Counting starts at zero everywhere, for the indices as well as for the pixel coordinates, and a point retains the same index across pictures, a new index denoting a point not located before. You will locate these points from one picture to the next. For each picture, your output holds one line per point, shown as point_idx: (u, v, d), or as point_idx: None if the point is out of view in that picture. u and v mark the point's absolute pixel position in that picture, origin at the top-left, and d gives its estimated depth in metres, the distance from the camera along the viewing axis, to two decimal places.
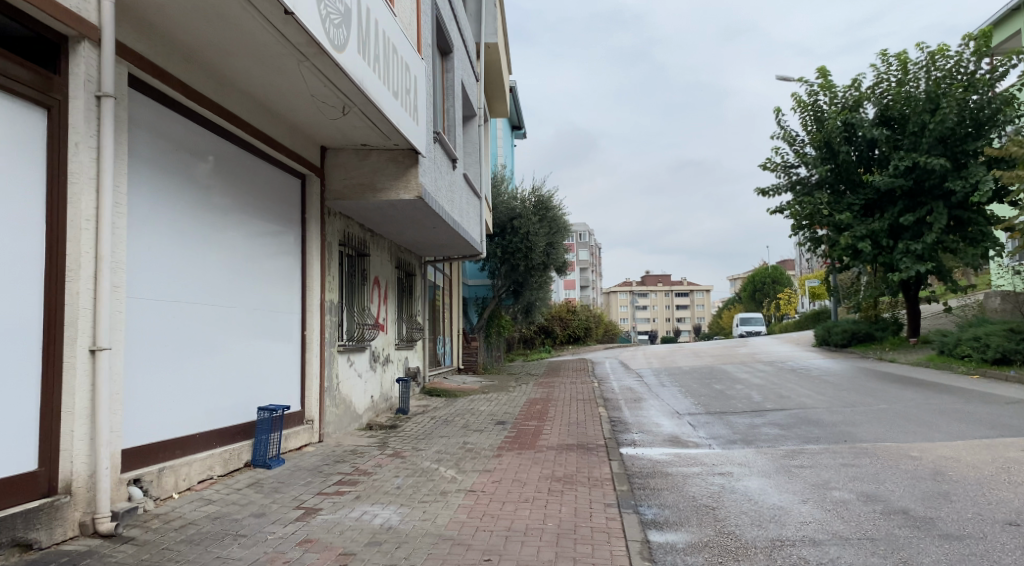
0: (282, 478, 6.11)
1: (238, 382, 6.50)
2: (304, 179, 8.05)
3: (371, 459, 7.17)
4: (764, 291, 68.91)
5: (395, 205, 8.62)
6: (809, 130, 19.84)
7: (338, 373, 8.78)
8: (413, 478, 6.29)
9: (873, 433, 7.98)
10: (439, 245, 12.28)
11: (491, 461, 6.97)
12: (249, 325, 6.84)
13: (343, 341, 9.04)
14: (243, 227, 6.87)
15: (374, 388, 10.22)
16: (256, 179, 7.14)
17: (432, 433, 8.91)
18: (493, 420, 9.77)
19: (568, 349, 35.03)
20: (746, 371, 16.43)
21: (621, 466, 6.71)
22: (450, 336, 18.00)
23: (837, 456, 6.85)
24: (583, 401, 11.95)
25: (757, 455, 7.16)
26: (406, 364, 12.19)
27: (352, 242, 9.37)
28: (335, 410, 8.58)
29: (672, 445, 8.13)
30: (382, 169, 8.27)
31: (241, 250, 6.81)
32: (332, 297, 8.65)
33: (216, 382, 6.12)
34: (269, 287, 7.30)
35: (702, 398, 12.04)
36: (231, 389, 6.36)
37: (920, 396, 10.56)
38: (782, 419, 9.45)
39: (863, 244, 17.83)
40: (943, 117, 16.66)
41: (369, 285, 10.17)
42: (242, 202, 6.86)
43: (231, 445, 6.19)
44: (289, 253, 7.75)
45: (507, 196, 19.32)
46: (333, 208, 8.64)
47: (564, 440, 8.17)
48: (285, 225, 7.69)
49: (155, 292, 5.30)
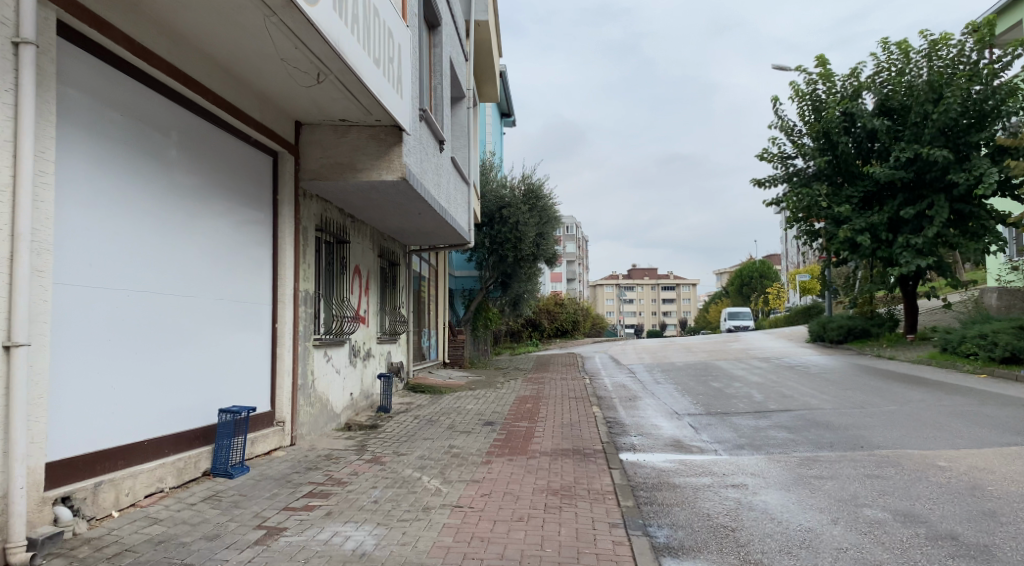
0: (244, 490, 5.41)
1: (196, 380, 5.80)
2: (276, 156, 7.32)
3: (346, 466, 6.48)
4: (752, 286, 68.77)
5: (378, 189, 7.92)
6: (807, 121, 19.29)
7: (313, 369, 8.07)
8: (393, 490, 5.61)
9: (891, 439, 7.41)
10: (425, 233, 11.57)
11: (479, 468, 6.32)
12: (212, 316, 6.14)
13: (320, 335, 8.34)
14: (206, 206, 6.17)
15: (354, 384, 9.53)
16: (220, 154, 6.43)
17: (416, 435, 8.24)
18: (482, 420, 9.12)
19: (556, 343, 34.49)
20: (742, 368, 15.90)
21: (623, 476, 6.09)
22: (436, 329, 17.31)
23: (858, 466, 6.27)
24: (576, 399, 11.34)
25: (770, 463, 6.57)
26: (389, 359, 11.51)
27: (330, 228, 8.64)
28: (310, 410, 7.88)
29: (675, 450, 7.52)
30: (362, 147, 7.55)
31: (204, 233, 6.11)
32: (308, 288, 7.93)
33: (170, 380, 5.41)
34: (236, 274, 6.58)
35: (700, 397, 11.46)
36: (188, 387, 5.65)
37: (930, 396, 10.05)
38: (789, 422, 8.89)
39: (862, 238, 17.34)
40: (946, 108, 16.15)
41: (349, 275, 9.46)
42: (204, 179, 6.15)
43: (187, 452, 5.49)
44: (260, 238, 7.03)
45: (496, 184, 18.64)
46: (309, 190, 7.91)
47: (559, 444, 7.53)
48: (255, 206, 6.97)
49: (93, 278, 4.60)
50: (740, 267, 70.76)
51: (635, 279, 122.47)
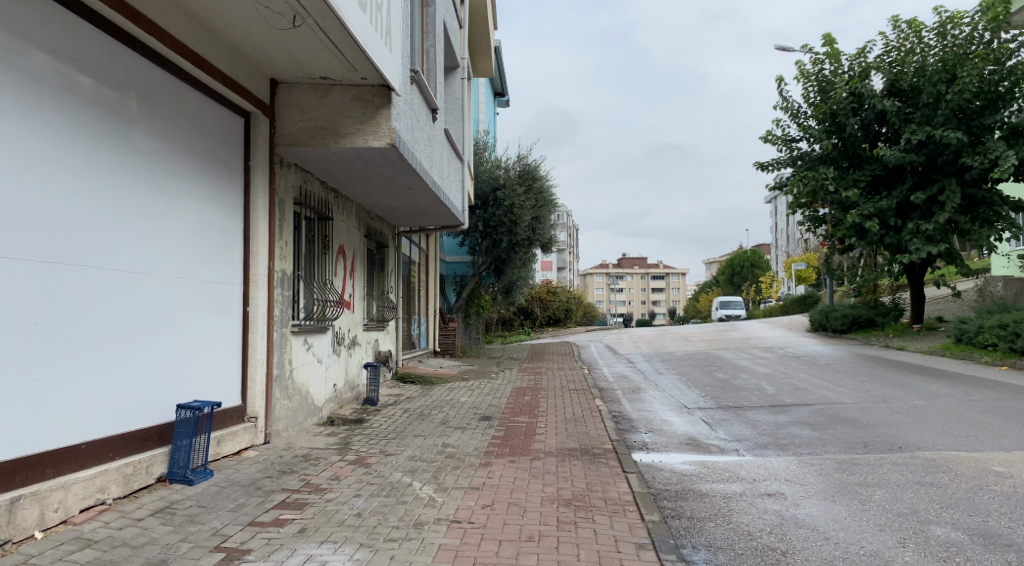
0: (205, 500, 4.63)
1: (151, 370, 5.00)
2: (248, 118, 6.47)
3: (326, 469, 5.71)
4: (743, 275, 68.33)
5: (364, 157, 7.11)
6: (812, 102, 18.56)
7: (291, 358, 7.28)
8: (379, 500, 4.84)
9: (930, 439, 6.73)
10: (415, 212, 10.75)
11: (478, 473, 5.57)
12: (172, 299, 5.35)
13: (299, 320, 7.53)
14: (168, 172, 5.37)
15: (337, 374, 8.73)
16: (185, 113, 5.62)
17: (405, 431, 7.48)
18: (478, 415, 8.36)
19: (548, 331, 33.81)
20: (746, 358, 15.25)
21: (641, 481, 5.36)
22: (426, 316, 16.54)
23: (902, 471, 5.58)
24: (576, 391, 10.60)
25: (803, 467, 5.87)
26: (376, 347, 10.72)
27: (310, 203, 7.82)
28: (287, 403, 7.09)
29: (692, 450, 6.81)
30: (345, 109, 6.71)
31: (165, 203, 5.32)
32: (286, 268, 7.13)
33: (118, 371, 4.63)
34: (201, 251, 5.78)
35: (708, 389, 10.77)
36: (139, 378, 4.84)
37: (956, 390, 9.40)
38: (810, 418, 8.20)
39: (870, 223, 16.68)
40: (962, 88, 15.44)
41: (332, 256, 8.64)
42: (166, 140, 5.35)
43: (138, 455, 4.70)
44: (230, 211, 6.21)
45: (490, 164, 17.81)
46: (288, 158, 7.09)
47: (565, 443, 6.78)
48: (224, 173, 6.14)
49: (16, 247, 3.84)
50: (732, 256, 70.31)
51: (625, 268, 122.08)
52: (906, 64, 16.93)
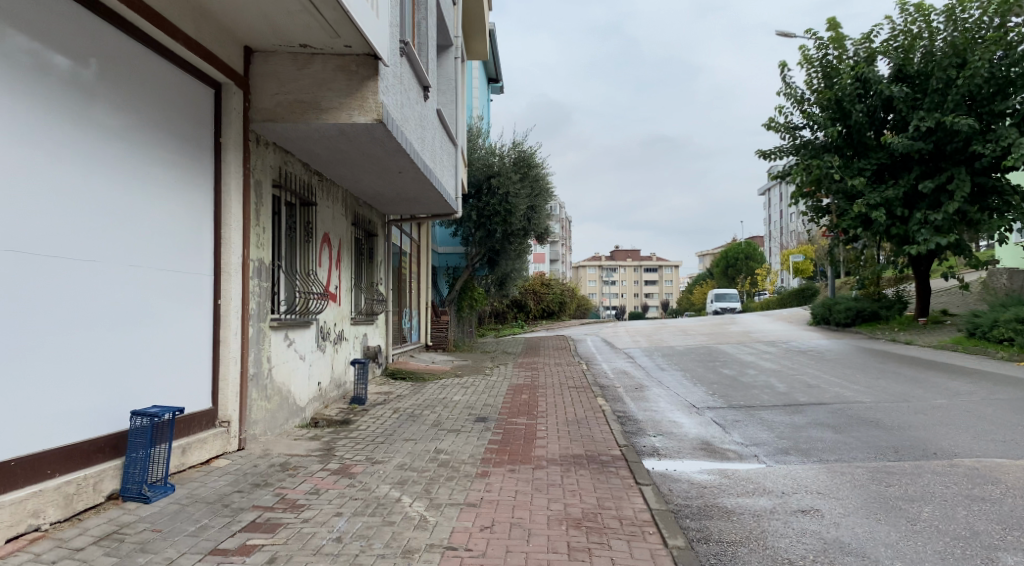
0: (162, 522, 4.04)
1: (105, 371, 4.38)
2: (219, 89, 5.79)
3: (305, 480, 5.12)
4: (736, 268, 67.88)
5: (350, 135, 6.47)
6: (816, 88, 17.96)
7: (269, 355, 6.66)
8: (364, 519, 4.26)
9: (964, 443, 6.20)
10: (406, 199, 10.12)
11: (473, 485, 4.99)
12: (132, 293, 4.72)
13: (278, 314, 6.91)
14: (129, 146, 4.74)
15: (321, 371, 8.12)
16: (147, 81, 4.96)
17: (395, 435, 6.89)
18: (473, 416, 7.78)
19: (542, 324, 33.25)
20: (750, 353, 14.71)
21: (657, 496, 4.80)
22: (417, 309, 15.94)
23: (944, 481, 5.04)
24: (576, 389, 10.05)
25: (833, 476, 5.33)
26: (364, 342, 10.11)
27: (291, 186, 7.19)
28: (265, 405, 6.48)
29: (707, 456, 6.25)
30: (327, 80, 6.06)
31: (125, 183, 4.70)
32: (264, 256, 6.49)
33: (64, 370, 4.04)
34: (165, 238, 5.14)
35: (715, 386, 10.24)
36: (91, 379, 4.24)
37: (978, 388, 8.88)
38: (829, 419, 7.67)
39: (877, 213, 16.15)
40: (973, 73, 14.85)
41: (316, 244, 8.01)
42: (124, 111, 4.70)
43: (84, 470, 4.11)
44: (199, 193, 5.54)
45: (484, 151, 17.15)
46: (265, 136, 6.46)
47: (569, 449, 6.21)
48: (192, 151, 5.47)
49: None
50: (725, 248, 69.90)
51: (618, 261, 121.63)
52: (915, 48, 16.33)
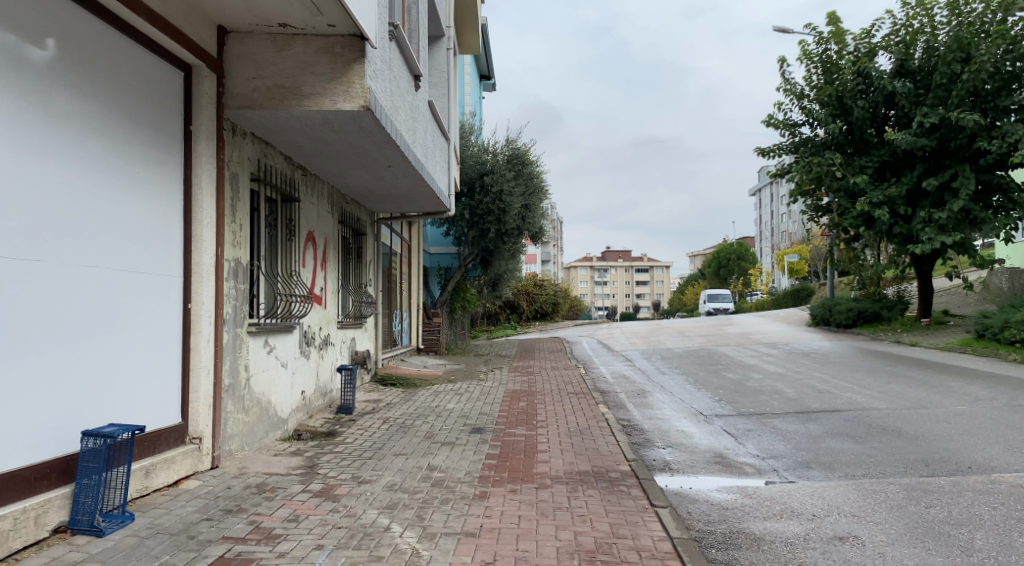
0: (114, 560, 3.51)
1: (63, 377, 3.90)
2: (190, 73, 5.24)
3: (282, 505, 4.60)
4: (728, 268, 67.46)
5: (335, 125, 5.94)
6: (816, 84, 17.56)
7: (247, 363, 6.14)
8: (348, 553, 3.75)
9: (998, 456, 5.77)
10: (395, 196, 9.61)
11: (471, 510, 4.49)
12: (89, 302, 4.17)
13: (257, 319, 6.39)
14: (88, 133, 4.21)
15: (305, 379, 7.60)
16: (106, 62, 4.40)
17: (384, 449, 6.38)
18: (468, 426, 7.27)
19: (535, 325, 32.76)
20: (751, 355, 14.28)
21: (676, 521, 4.33)
22: (408, 311, 15.42)
23: (988, 502, 4.58)
24: (575, 395, 9.55)
25: (865, 495, 4.87)
26: (352, 347, 9.59)
27: (271, 180, 6.66)
28: (242, 418, 5.96)
29: (723, 471, 5.78)
30: (309, 64, 5.53)
31: (83, 174, 4.16)
32: (240, 256, 5.96)
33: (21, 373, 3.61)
34: (128, 238, 4.58)
35: (720, 392, 9.77)
36: (49, 386, 3.79)
37: (997, 393, 8.47)
38: (847, 427, 7.21)
39: (880, 211, 15.77)
40: (978, 67, 14.45)
41: (299, 244, 7.49)
42: (82, 94, 4.16)
43: (24, 501, 3.57)
44: (166, 186, 4.99)
45: (477, 148, 16.77)
46: (242, 125, 5.92)
47: (574, 465, 5.71)
48: (159, 140, 4.92)
49: None
50: (717, 248, 69.58)
51: (610, 261, 121.39)
52: (917, 42, 15.94)
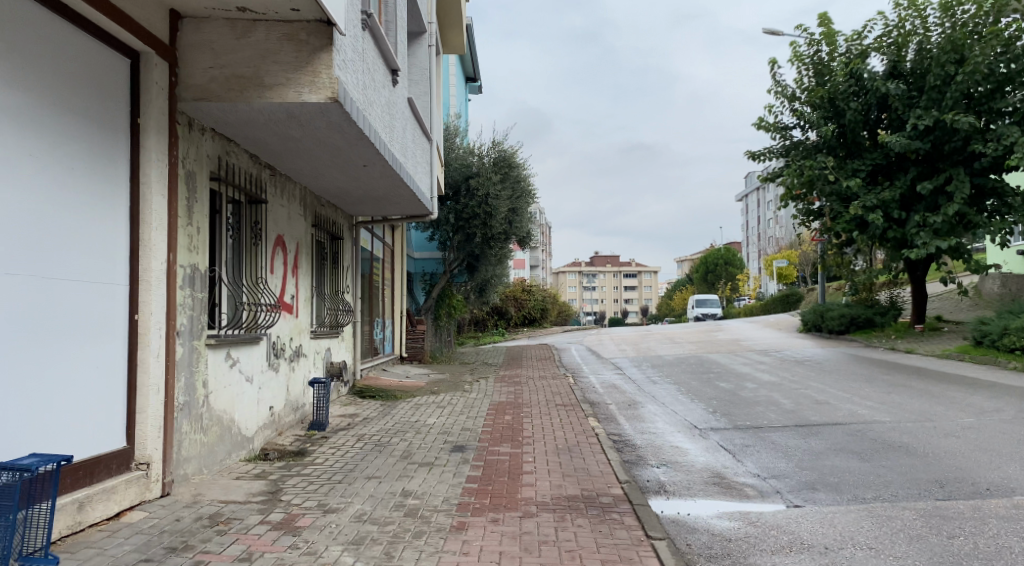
0: None
1: None
2: (139, 60, 4.71)
3: (234, 540, 4.10)
4: (716, 273, 67.28)
5: (301, 119, 5.45)
6: (808, 86, 17.28)
7: (207, 379, 5.64)
8: None
9: (1017, 476, 5.36)
10: (373, 199, 9.14)
11: (448, 545, 4.02)
12: (13, 317, 3.65)
13: (217, 330, 5.90)
14: (15, 123, 3.69)
15: (274, 394, 7.12)
16: (37, 46, 3.86)
17: (355, 471, 5.89)
18: (448, 444, 6.79)
19: (523, 331, 32.31)
20: (744, 363, 13.89)
21: (676, 557, 3.88)
22: (391, 318, 14.93)
23: (1016, 532, 4.16)
24: (563, 407, 9.08)
25: (879, 523, 4.44)
26: (327, 357, 9.12)
27: (234, 181, 6.16)
28: (200, 440, 5.46)
29: (722, 495, 5.34)
30: (271, 52, 5.03)
31: (8, 168, 3.63)
32: (198, 262, 5.46)
33: None
34: (62, 240, 4.05)
35: (715, 403, 9.35)
36: None
37: (1003, 405, 8.10)
38: (852, 443, 6.80)
39: (874, 215, 15.47)
40: (973, 69, 14.19)
41: (268, 249, 7.00)
42: (8, 78, 3.64)
43: None
44: (110, 184, 4.47)
45: (462, 151, 16.34)
46: (201, 120, 5.41)
47: (562, 489, 5.26)
48: (101, 133, 4.40)
49: None
50: (705, 253, 69.44)
51: (598, 266, 121.22)
52: (910, 43, 15.69)
